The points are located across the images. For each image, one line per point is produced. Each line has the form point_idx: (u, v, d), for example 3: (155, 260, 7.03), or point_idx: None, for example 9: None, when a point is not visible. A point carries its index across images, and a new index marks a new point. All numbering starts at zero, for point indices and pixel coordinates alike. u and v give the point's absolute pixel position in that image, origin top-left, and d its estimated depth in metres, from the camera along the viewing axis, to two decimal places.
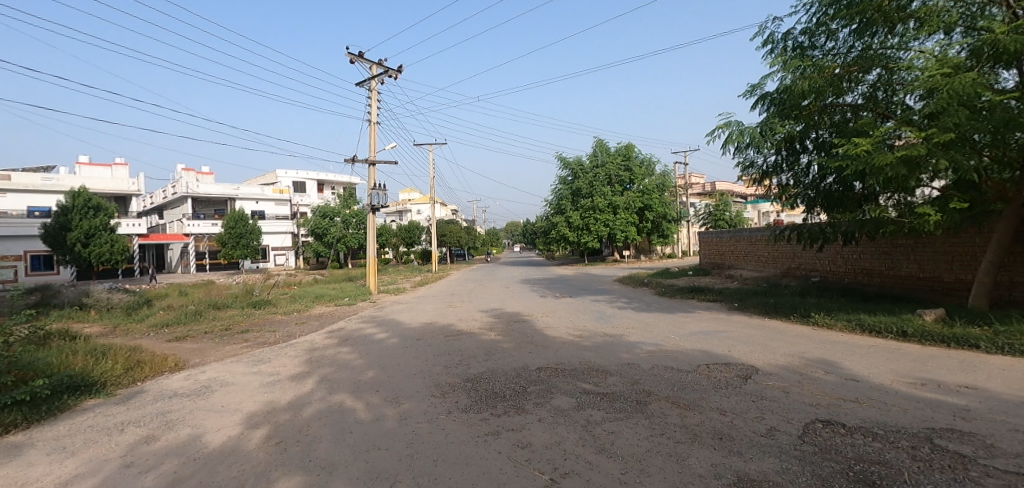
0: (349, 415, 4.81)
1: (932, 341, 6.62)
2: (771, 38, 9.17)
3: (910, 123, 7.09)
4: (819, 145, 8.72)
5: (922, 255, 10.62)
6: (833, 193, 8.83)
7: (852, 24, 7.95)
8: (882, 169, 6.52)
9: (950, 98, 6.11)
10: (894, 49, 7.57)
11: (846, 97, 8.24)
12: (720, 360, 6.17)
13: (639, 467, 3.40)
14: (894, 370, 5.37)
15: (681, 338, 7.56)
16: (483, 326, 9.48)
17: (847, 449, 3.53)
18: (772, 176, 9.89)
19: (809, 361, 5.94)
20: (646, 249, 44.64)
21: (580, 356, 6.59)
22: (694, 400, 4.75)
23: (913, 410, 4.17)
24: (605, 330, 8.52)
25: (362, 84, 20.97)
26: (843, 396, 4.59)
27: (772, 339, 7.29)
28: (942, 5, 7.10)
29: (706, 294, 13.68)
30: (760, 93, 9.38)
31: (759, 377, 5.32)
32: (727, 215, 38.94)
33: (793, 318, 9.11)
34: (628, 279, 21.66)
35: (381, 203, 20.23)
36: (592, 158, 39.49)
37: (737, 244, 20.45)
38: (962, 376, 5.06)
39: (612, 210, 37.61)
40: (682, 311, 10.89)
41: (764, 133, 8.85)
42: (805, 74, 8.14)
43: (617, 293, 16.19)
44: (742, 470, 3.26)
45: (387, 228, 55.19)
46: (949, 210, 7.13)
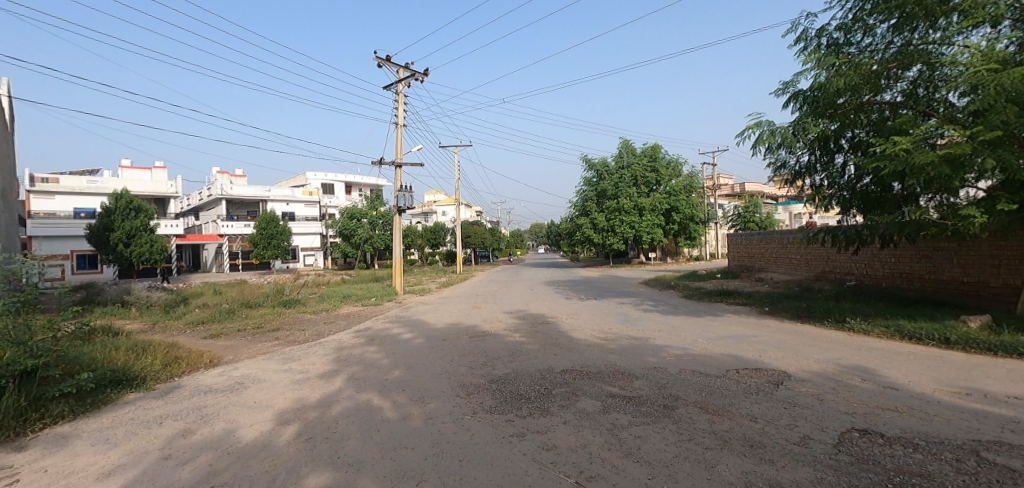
0: (376, 413, 4.88)
1: (978, 349, 6.32)
2: (804, 35, 8.92)
3: (953, 121, 6.78)
4: (856, 144, 8.43)
5: (967, 259, 10.16)
6: (871, 194, 8.52)
7: (891, 19, 7.67)
8: (923, 168, 6.25)
9: (997, 94, 5.84)
10: (936, 44, 7.27)
11: (884, 95, 7.96)
12: (750, 365, 6.03)
13: (667, 473, 3.35)
14: (936, 378, 5.15)
15: (710, 342, 7.41)
16: (508, 328, 9.49)
17: (885, 460, 3.40)
18: (805, 176, 9.61)
19: (844, 367, 5.75)
20: (671, 250, 43.99)
21: (605, 359, 6.55)
22: (724, 405, 4.65)
23: (958, 421, 3.99)
24: (631, 333, 8.41)
25: (388, 88, 21.20)
26: (881, 405, 4.43)
27: (805, 345, 7.08)
28: None
29: (735, 297, 13.37)
30: (792, 92, 9.13)
31: (791, 383, 5.18)
32: (757, 216, 38.02)
33: (827, 323, 8.82)
34: (654, 282, 21.35)
35: (407, 205, 20.43)
36: (617, 159, 39.11)
37: (767, 246, 19.95)
38: (1011, 386, 4.81)
39: (637, 212, 37.16)
40: (710, 315, 10.67)
41: (796, 132, 8.60)
42: (840, 71, 7.87)
43: (642, 296, 15.97)
44: (774, 478, 3.18)
45: (412, 229, 55.88)
46: (996, 211, 6.77)
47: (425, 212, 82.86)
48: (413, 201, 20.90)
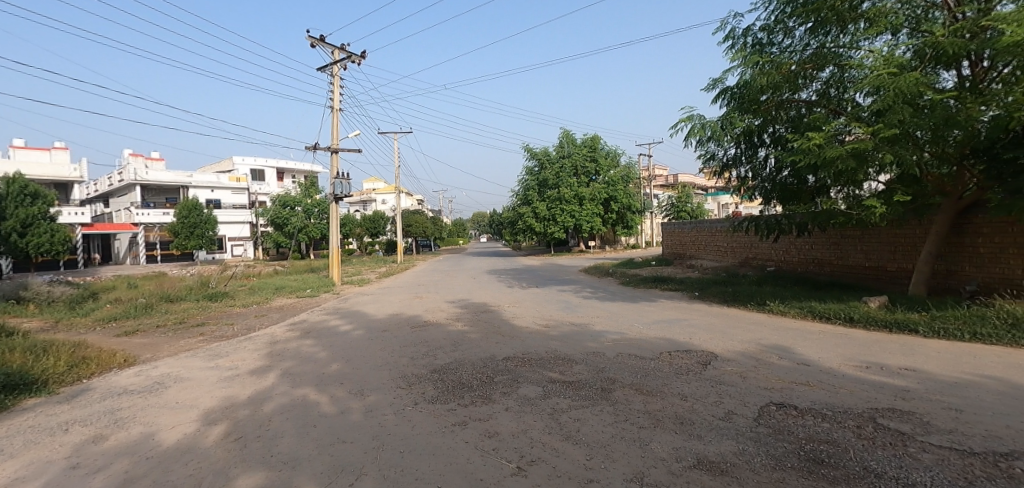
0: (313, 408, 4.71)
1: (877, 326, 7.02)
2: (732, 34, 9.38)
3: (860, 120, 7.32)
4: (776, 139, 8.98)
5: (868, 246, 11.22)
6: (789, 187, 8.96)
7: (807, 22, 8.22)
8: (833, 161, 6.80)
9: (895, 96, 6.36)
10: (845, 48, 7.85)
11: (802, 93, 8.54)
12: (682, 347, 6.35)
13: (604, 453, 3.62)
14: (842, 354, 5.65)
15: (646, 327, 7.72)
16: (450, 317, 9.43)
17: (797, 430, 3.86)
18: (731, 168, 10.18)
19: (764, 347, 6.18)
20: (610, 240, 45.54)
21: (546, 346, 6.65)
22: (657, 386, 4.87)
23: (859, 391, 4.41)
24: (572, 320, 8.60)
25: (323, 70, 20.20)
26: (796, 380, 4.81)
27: (731, 327, 7.54)
28: (891, 7, 7.37)
29: (669, 283, 14.03)
30: (721, 88, 9.58)
31: (718, 363, 5.50)
32: (689, 207, 39.99)
33: (750, 306, 9.46)
34: (592, 270, 21.95)
35: (344, 193, 19.71)
36: (558, 149, 39.58)
37: (698, 234, 21.01)
38: (903, 359, 5.37)
39: (577, 201, 37.93)
40: (644, 301, 11.14)
41: (724, 126, 9.10)
42: (764, 70, 8.33)
43: (582, 284, 16.36)
44: (702, 453, 3.64)
45: (351, 218, 54.03)
46: (893, 203, 7.50)
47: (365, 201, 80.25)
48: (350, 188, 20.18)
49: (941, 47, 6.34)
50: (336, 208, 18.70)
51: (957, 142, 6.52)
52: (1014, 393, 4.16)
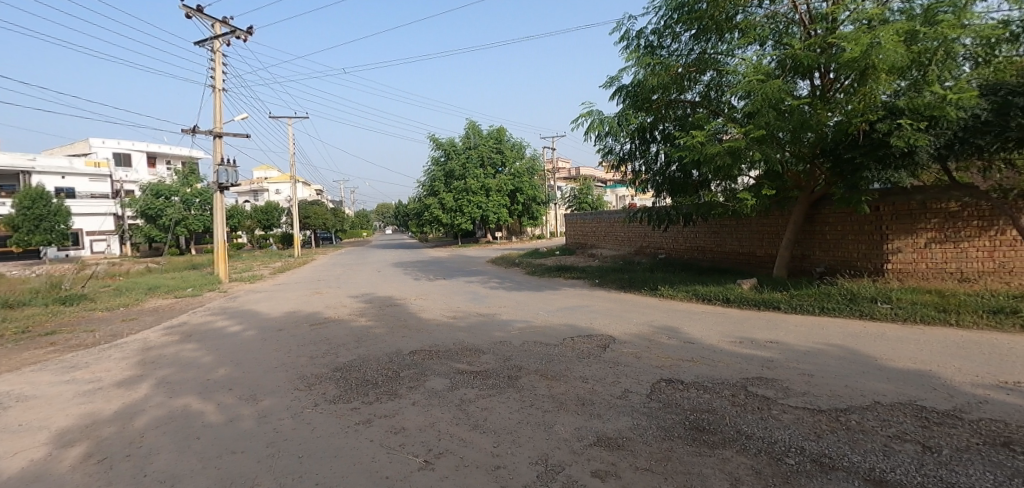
0: (196, 419, 4.26)
1: (749, 305, 7.92)
2: (626, 35, 9.92)
3: (735, 120, 8.05)
4: (666, 136, 9.69)
5: (741, 234, 12.61)
6: (677, 179, 9.82)
7: (692, 29, 8.94)
8: (713, 157, 7.56)
9: (762, 101, 7.07)
10: (722, 54, 8.63)
11: (687, 95, 9.30)
12: (583, 332, 6.67)
13: (510, 439, 3.70)
14: (721, 332, 6.29)
15: (550, 315, 8.01)
16: (353, 313, 9.07)
17: (683, 402, 4.24)
18: (627, 162, 10.82)
19: (656, 328, 6.70)
20: (517, 230, 46.63)
21: (454, 337, 6.65)
22: (560, 371, 5.07)
23: (733, 364, 4.94)
24: (479, 311, 8.67)
25: (202, 45, 18.25)
26: (683, 357, 5.26)
27: (628, 311, 8.07)
28: (759, 20, 8.23)
29: (573, 272, 14.67)
30: (617, 85, 10.09)
31: (615, 345, 5.86)
32: (589, 198, 42.20)
33: (644, 291, 10.20)
34: (498, 261, 22.27)
35: (231, 181, 18.07)
36: (464, 140, 39.74)
37: (597, 225, 22.22)
38: (769, 333, 6.11)
39: (484, 192, 38.35)
40: (548, 289, 11.54)
41: (621, 123, 9.60)
42: (654, 71, 8.92)
43: (489, 274, 16.53)
44: (601, 430, 3.86)
45: (242, 209, 49.67)
46: (761, 196, 8.47)
47: (257, 191, 74.18)
48: (238, 177, 18.51)
49: (798, 59, 7.18)
50: (219, 198, 17.10)
51: (810, 143, 7.52)
52: (851, 357, 4.92)
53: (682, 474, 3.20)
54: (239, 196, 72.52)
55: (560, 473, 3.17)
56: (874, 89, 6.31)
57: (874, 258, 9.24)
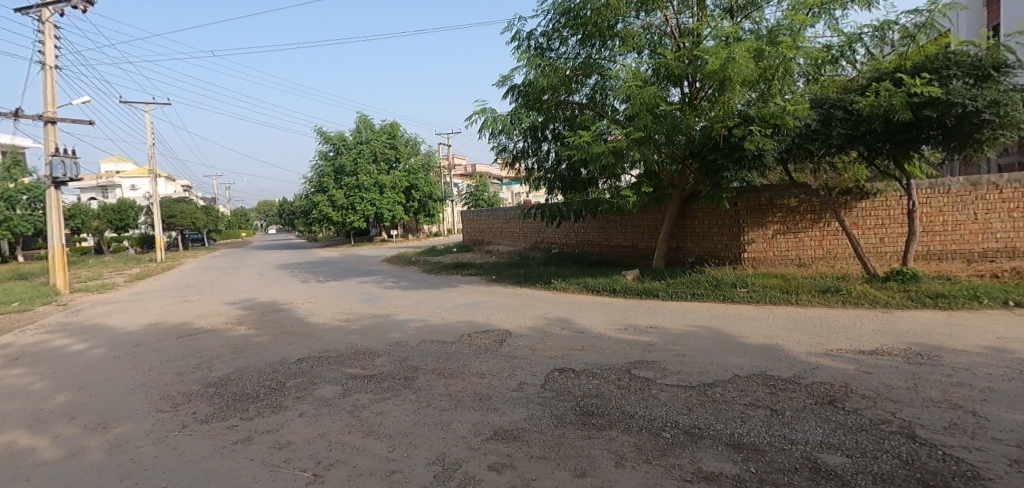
0: (25, 458, 3.59)
1: (633, 294, 8.56)
2: (517, 35, 10.14)
3: (618, 122, 8.58)
4: (556, 135, 10.13)
5: (625, 229, 13.62)
6: (567, 177, 10.25)
7: (578, 34, 9.38)
8: (598, 156, 8.05)
9: (641, 105, 7.62)
10: (605, 60, 9.21)
11: (575, 96, 9.80)
12: (480, 328, 6.75)
13: (406, 442, 3.62)
14: (607, 320, 6.74)
15: (449, 312, 7.99)
16: (230, 321, 8.28)
17: (574, 389, 4.47)
18: (520, 160, 11.04)
19: (549, 320, 6.99)
20: (414, 228, 45.85)
21: (346, 341, 6.36)
22: (457, 368, 5.08)
23: (618, 350, 5.31)
24: (373, 312, 8.39)
25: (26, 12, 15.48)
26: (574, 346, 5.54)
27: (523, 305, 8.33)
28: (636, 30, 8.90)
29: (471, 269, 14.76)
30: (509, 85, 10.24)
31: (511, 339, 6.01)
32: (486, 195, 42.81)
33: (539, 285, 10.59)
34: (392, 260, 21.68)
35: (70, 175, 15.54)
36: (355, 134, 38.23)
37: (493, 221, 22.62)
38: (649, 319, 6.67)
39: (378, 189, 37.25)
40: (446, 287, 11.51)
41: (513, 121, 9.58)
42: (544, 72, 9.22)
43: (385, 274, 16.03)
44: (497, 424, 3.92)
45: (88, 208, 42.78)
46: (641, 193, 9.21)
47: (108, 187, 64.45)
48: (79, 170, 15.92)
49: (670, 68, 7.80)
50: (52, 194, 14.60)
51: (681, 145, 8.29)
52: (716, 337, 5.54)
53: (572, 457, 3.35)
54: (82, 194, 62.09)
55: (457, 470, 3.16)
56: (730, 98, 7.16)
57: (734, 248, 10.48)
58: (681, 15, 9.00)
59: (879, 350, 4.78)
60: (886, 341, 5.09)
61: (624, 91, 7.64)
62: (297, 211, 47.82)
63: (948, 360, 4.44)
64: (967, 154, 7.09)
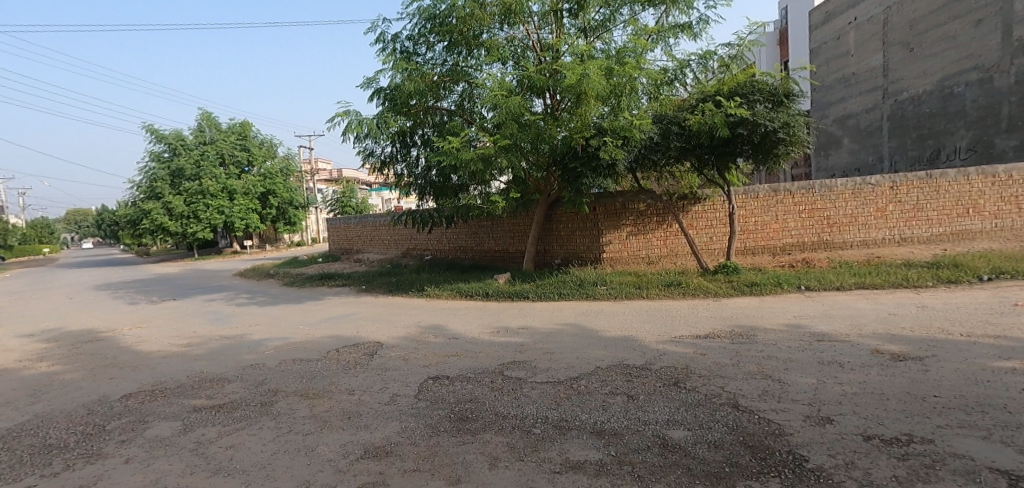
0: None
1: (505, 297, 8.81)
2: (381, 37, 9.87)
3: (486, 130, 8.80)
4: (425, 141, 10.11)
5: (496, 233, 14.08)
6: (437, 183, 10.24)
7: (445, 40, 9.45)
8: (468, 163, 8.18)
9: (507, 114, 7.92)
10: (472, 68, 9.41)
11: (444, 102, 9.85)
12: (350, 342, 6.39)
13: (264, 474, 3.25)
14: (481, 324, 6.84)
15: (315, 328, 7.43)
16: (24, 358, 6.71)
17: (449, 396, 4.44)
18: (389, 165, 10.82)
19: (424, 328, 6.88)
20: (270, 237, 41.61)
21: (188, 369, 5.57)
22: (323, 387, 4.73)
23: (491, 352, 5.42)
24: (223, 333, 7.45)
25: None
26: (448, 353, 5.52)
27: (395, 314, 8.10)
28: (501, 42, 9.22)
29: (340, 280, 13.90)
30: (375, 87, 9.94)
31: (383, 351, 5.79)
32: (353, 201, 40.92)
33: (411, 293, 10.40)
34: (244, 274, 19.41)
35: None
36: (197, 133, 34.18)
37: (362, 229, 21.72)
38: (520, 320, 6.91)
39: (227, 195, 33.52)
40: (310, 300, 10.68)
41: (379, 125, 9.36)
42: (411, 77, 9.17)
43: (237, 290, 14.32)
44: (369, 441, 3.71)
45: None
46: (509, 199, 9.58)
47: None
48: None
49: (531, 80, 8.18)
50: None
51: (545, 153, 8.80)
52: (581, 333, 5.94)
53: (446, 466, 3.30)
54: None
55: None
56: (586, 111, 7.77)
57: (594, 249, 11.37)
58: (541, 31, 9.48)
59: (710, 333, 5.53)
60: (715, 326, 5.90)
61: (490, 100, 7.86)
62: (120, 220, 40.36)
63: (760, 338, 5.30)
64: (769, 167, 8.78)
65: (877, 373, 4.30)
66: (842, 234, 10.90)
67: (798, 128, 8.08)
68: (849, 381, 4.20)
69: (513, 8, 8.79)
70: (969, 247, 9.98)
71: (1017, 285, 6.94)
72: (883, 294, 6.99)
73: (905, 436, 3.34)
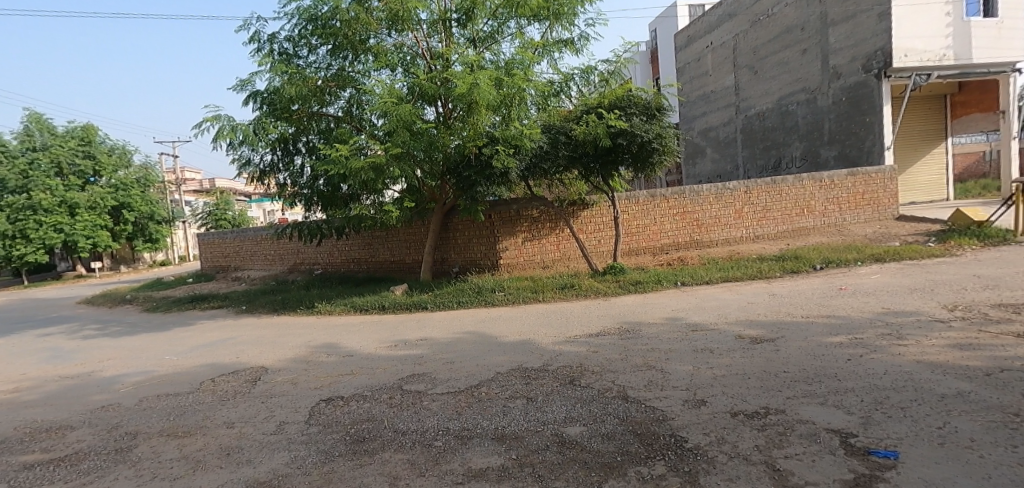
0: None
1: (403, 308, 8.61)
2: (256, 36, 9.15)
3: (378, 138, 8.56)
4: (310, 148, 9.58)
5: (391, 244, 13.74)
6: (325, 193, 9.72)
7: (328, 44, 9.04)
8: (358, 172, 7.89)
9: (398, 121, 7.77)
10: (358, 73, 9.07)
11: (329, 108, 9.42)
12: (228, 369, 5.80)
13: None
14: (377, 339, 6.60)
15: (186, 358, 6.61)
16: None
17: (344, 417, 4.21)
18: (270, 174, 10.08)
19: (314, 348, 6.46)
20: (126, 257, 36.31)
21: (16, 419, 4.65)
22: (194, 424, 4.23)
23: (389, 368, 5.25)
24: (64, 373, 6.34)
25: None
26: (342, 372, 5.24)
27: (282, 335, 7.51)
28: (389, 48, 9.01)
29: (216, 301, 12.50)
30: (250, 90, 9.21)
31: (269, 376, 5.34)
32: (229, 214, 37.37)
33: (300, 310, 9.72)
34: (90, 302, 16.62)
35: None
36: (22, 138, 28.96)
37: (240, 244, 19.88)
38: (419, 332, 6.79)
39: (67, 210, 28.73)
40: (180, 327, 9.48)
41: (257, 131, 8.79)
42: (292, 80, 8.65)
43: (83, 320, 12.29)
44: (252, 476, 3.38)
45: None
46: (404, 208, 9.39)
47: None
48: None
49: (422, 88, 8.10)
50: None
51: (439, 162, 8.78)
52: (481, 340, 5.99)
53: None
54: None
55: None
56: (478, 120, 7.87)
57: (491, 256, 11.56)
58: (431, 39, 9.39)
59: (602, 331, 5.91)
60: (604, 324, 6.29)
61: (379, 106, 7.64)
62: None
63: (644, 333, 5.75)
64: (647, 174, 9.50)
65: (740, 355, 4.88)
66: (711, 234, 12.24)
67: (669, 139, 8.94)
68: (718, 365, 4.70)
69: (400, 15, 8.61)
70: (807, 241, 11.75)
71: (840, 272, 8.33)
72: (743, 286, 7.97)
73: (763, 409, 3.81)
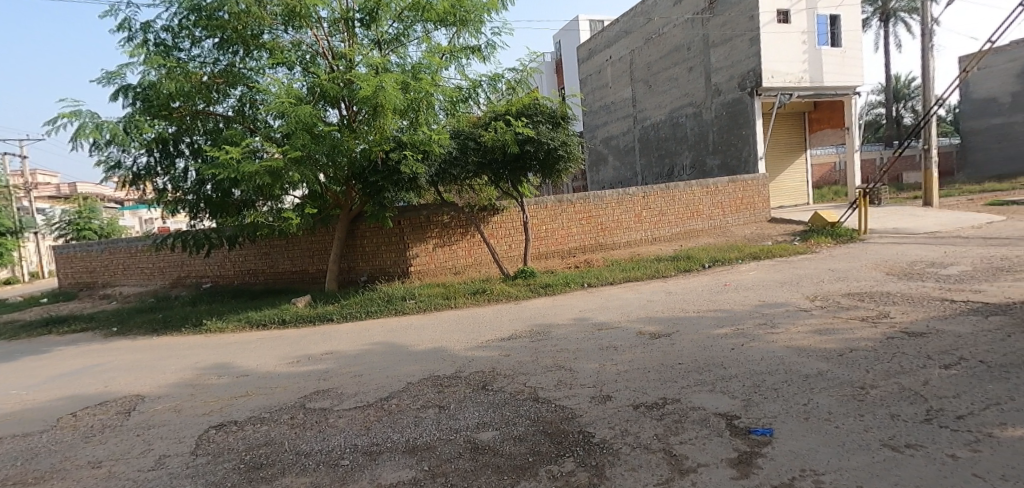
0: None
1: (305, 321, 8.14)
2: (125, 24, 8.18)
3: (275, 140, 8.04)
4: (195, 150, 8.76)
5: (292, 253, 12.96)
6: (214, 199, 8.94)
7: (215, 37, 8.34)
8: (251, 176, 7.33)
9: (297, 122, 7.35)
10: (251, 71, 8.46)
11: (218, 107, 8.70)
12: (94, 401, 5.09)
13: None
14: (277, 356, 6.17)
15: (40, 391, 5.68)
16: None
17: (237, 444, 3.87)
18: (146, 179, 9.05)
19: (203, 370, 5.88)
20: None
21: None
22: (48, 468, 3.65)
23: (290, 386, 4.93)
24: None
25: None
26: (235, 394, 4.83)
27: (163, 358, 6.74)
28: (286, 45, 8.51)
29: (80, 324, 10.89)
30: (119, 83, 8.20)
31: (147, 405, 4.77)
32: (95, 223, 32.77)
33: (185, 329, 8.78)
34: None
35: None
36: None
37: (111, 257, 17.52)
38: (324, 345, 6.45)
39: None
40: (29, 356, 8.11)
41: (129, 130, 7.84)
42: (171, 75, 7.85)
43: None
44: None
45: None
46: (305, 215, 8.90)
47: None
48: None
49: (323, 88, 7.73)
50: None
51: (344, 167, 8.43)
52: (391, 350, 5.84)
53: None
54: None
55: None
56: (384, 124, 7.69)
57: (401, 263, 11.34)
58: (332, 38, 8.93)
59: (513, 335, 6.02)
60: (514, 328, 6.41)
61: (275, 107, 7.17)
62: None
63: (553, 334, 5.95)
64: (554, 180, 9.85)
65: (641, 350, 5.22)
66: (616, 236, 12.99)
67: (573, 147, 9.37)
68: (621, 361, 4.98)
69: (296, 11, 8.12)
70: (698, 242, 12.91)
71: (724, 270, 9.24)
72: (643, 285, 8.55)
73: (662, 399, 4.10)
